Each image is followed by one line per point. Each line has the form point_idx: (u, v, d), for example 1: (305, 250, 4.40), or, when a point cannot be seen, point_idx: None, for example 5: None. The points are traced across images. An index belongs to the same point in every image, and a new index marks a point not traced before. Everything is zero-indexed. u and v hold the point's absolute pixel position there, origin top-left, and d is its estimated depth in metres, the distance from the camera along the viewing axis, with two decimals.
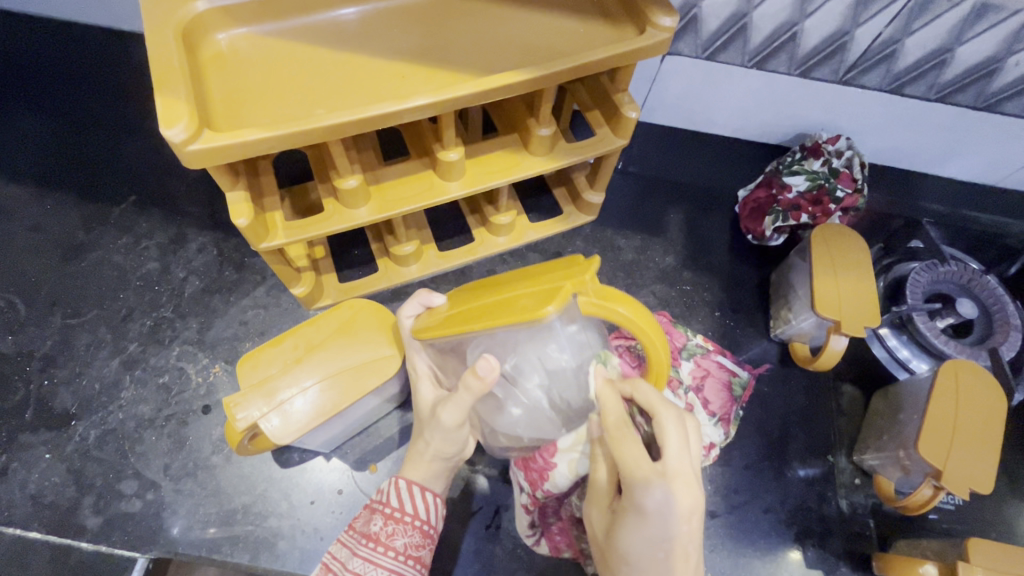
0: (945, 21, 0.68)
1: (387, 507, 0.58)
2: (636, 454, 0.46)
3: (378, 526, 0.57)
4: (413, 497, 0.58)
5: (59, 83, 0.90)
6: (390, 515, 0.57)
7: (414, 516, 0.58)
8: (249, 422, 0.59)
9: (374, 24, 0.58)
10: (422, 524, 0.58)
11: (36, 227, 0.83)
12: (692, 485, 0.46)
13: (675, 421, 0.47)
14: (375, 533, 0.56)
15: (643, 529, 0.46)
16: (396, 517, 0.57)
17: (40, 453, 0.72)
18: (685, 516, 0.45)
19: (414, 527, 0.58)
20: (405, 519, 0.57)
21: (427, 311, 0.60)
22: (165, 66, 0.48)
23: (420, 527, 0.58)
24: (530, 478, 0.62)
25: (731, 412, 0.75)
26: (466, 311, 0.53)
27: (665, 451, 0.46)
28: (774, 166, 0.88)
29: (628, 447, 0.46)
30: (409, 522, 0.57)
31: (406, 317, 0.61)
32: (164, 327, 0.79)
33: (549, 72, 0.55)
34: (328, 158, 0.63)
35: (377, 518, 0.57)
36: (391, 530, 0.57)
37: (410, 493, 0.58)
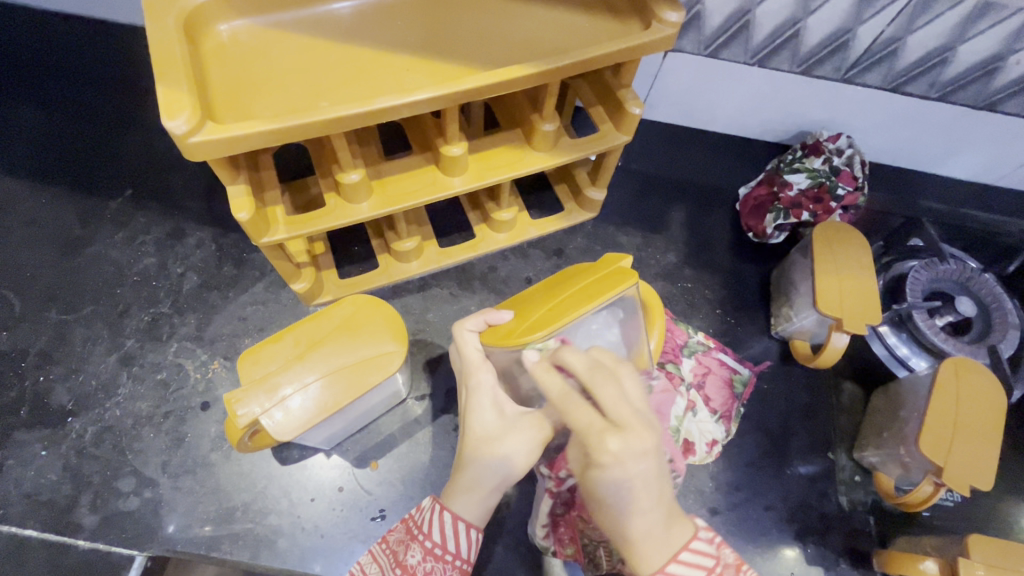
0: (946, 20, 0.68)
1: (426, 540, 0.53)
2: (589, 415, 0.44)
3: (415, 559, 0.53)
4: (456, 535, 0.53)
5: (53, 77, 0.89)
6: (429, 550, 0.53)
7: (456, 557, 0.53)
8: (251, 419, 0.58)
9: (376, 16, 0.58)
10: (462, 563, 0.54)
11: (30, 221, 0.82)
12: (645, 430, 0.43)
13: (614, 384, 0.46)
14: (410, 566, 0.52)
15: (607, 481, 0.41)
16: (436, 554, 0.53)
17: (36, 450, 0.71)
18: (642, 454, 0.42)
19: (453, 566, 0.53)
20: (445, 557, 0.53)
21: (491, 327, 0.60)
22: (166, 57, 0.48)
23: (459, 565, 0.54)
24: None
25: (732, 410, 0.75)
26: (542, 317, 0.56)
27: (608, 401, 0.45)
28: (774, 165, 0.88)
29: (578, 411, 0.44)
30: (449, 561, 0.53)
31: (467, 330, 0.59)
32: (161, 323, 0.78)
33: (554, 66, 0.54)
34: (330, 152, 0.62)
35: (416, 549, 0.53)
36: (428, 567, 0.52)
37: (454, 531, 0.53)
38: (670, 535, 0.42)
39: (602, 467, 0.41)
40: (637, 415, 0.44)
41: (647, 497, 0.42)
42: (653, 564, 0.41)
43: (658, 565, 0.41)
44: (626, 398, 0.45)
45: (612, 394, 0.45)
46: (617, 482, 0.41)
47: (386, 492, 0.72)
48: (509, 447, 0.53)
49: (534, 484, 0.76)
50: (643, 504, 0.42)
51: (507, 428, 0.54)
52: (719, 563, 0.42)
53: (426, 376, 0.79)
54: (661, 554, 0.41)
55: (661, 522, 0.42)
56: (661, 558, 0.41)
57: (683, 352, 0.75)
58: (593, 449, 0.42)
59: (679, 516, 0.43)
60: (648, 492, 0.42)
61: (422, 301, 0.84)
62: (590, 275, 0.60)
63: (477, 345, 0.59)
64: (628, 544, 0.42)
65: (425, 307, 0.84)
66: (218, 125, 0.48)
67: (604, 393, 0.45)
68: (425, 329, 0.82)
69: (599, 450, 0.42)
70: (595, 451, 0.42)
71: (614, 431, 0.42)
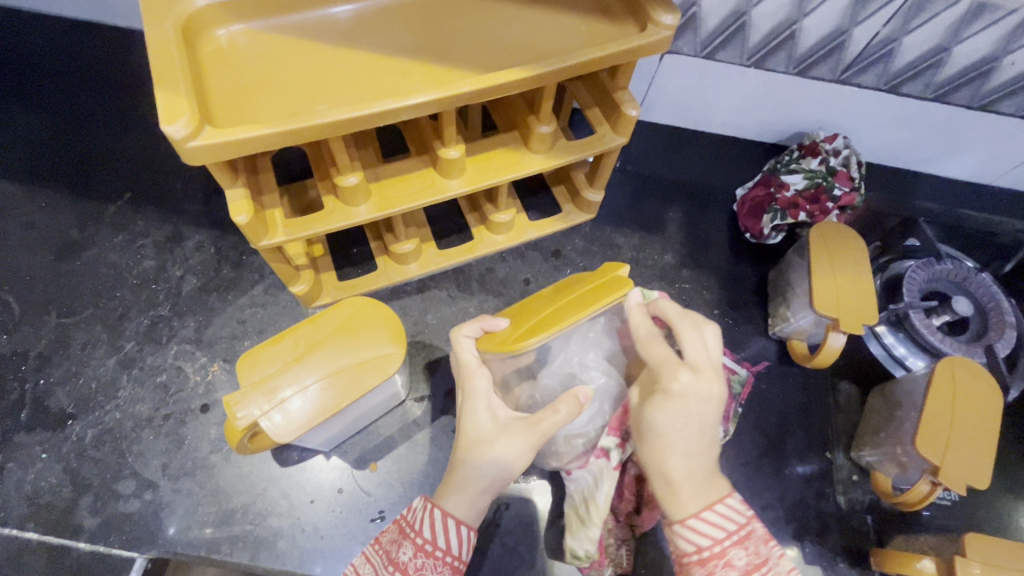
0: (941, 20, 0.68)
1: (418, 537, 0.54)
2: (664, 354, 0.52)
3: (407, 556, 0.54)
4: (447, 531, 0.54)
5: (53, 82, 0.89)
6: (421, 547, 0.54)
7: (447, 553, 0.54)
8: (250, 421, 0.58)
9: (373, 21, 0.58)
10: (453, 559, 0.55)
11: (30, 224, 0.83)
12: (716, 379, 0.51)
13: (693, 331, 0.53)
14: (402, 563, 0.53)
15: (663, 415, 0.50)
16: (427, 550, 0.54)
17: (36, 453, 0.71)
18: (709, 398, 0.50)
19: (444, 562, 0.54)
20: (436, 553, 0.54)
21: (487, 335, 0.59)
22: (165, 61, 0.48)
23: (450, 562, 0.55)
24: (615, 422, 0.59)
25: (732, 411, 0.76)
26: (537, 323, 0.56)
27: (688, 345, 0.52)
28: (771, 165, 0.88)
29: (656, 346, 0.53)
30: (439, 558, 0.54)
31: (464, 337, 0.59)
32: (160, 326, 0.79)
33: (550, 69, 0.55)
34: (328, 155, 0.62)
35: (408, 546, 0.54)
36: (421, 563, 0.54)
37: (444, 527, 0.54)
38: (708, 487, 0.50)
39: (667, 397, 0.50)
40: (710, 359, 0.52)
41: (694, 440, 0.50)
42: (687, 508, 0.49)
43: (693, 509, 0.49)
44: (705, 349, 0.52)
45: (693, 339, 0.52)
46: (677, 416, 0.50)
47: (385, 493, 0.73)
48: (500, 451, 0.53)
49: (533, 485, 0.76)
50: (690, 446, 0.50)
51: (499, 431, 0.55)
52: (736, 530, 0.48)
53: (425, 378, 0.80)
54: (697, 501, 0.49)
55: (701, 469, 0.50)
56: (694, 505, 0.49)
57: None
58: (668, 379, 0.51)
59: (717, 475, 0.51)
60: (700, 437, 0.50)
61: (421, 303, 0.84)
62: (584, 284, 0.60)
63: (473, 350, 0.59)
64: (671, 481, 0.50)
65: (423, 308, 0.84)
66: (216, 129, 0.48)
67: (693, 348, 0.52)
68: (424, 331, 0.83)
69: (672, 381, 0.50)
70: (669, 381, 0.51)
71: (686, 368, 0.50)
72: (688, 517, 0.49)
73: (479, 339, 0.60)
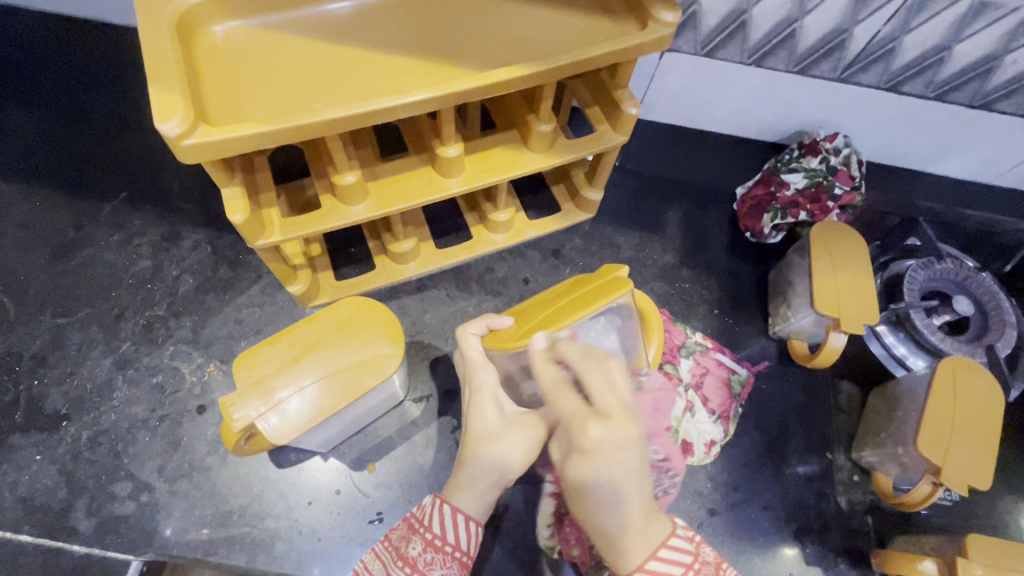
0: (943, 19, 0.68)
1: (428, 532, 0.53)
2: (572, 404, 0.44)
3: (417, 551, 0.52)
4: (455, 527, 0.53)
5: (50, 80, 0.89)
6: (429, 542, 0.52)
7: (455, 548, 0.53)
8: (247, 422, 0.58)
9: (371, 18, 0.57)
10: (461, 555, 0.53)
11: (24, 224, 0.82)
12: (632, 424, 0.42)
13: (603, 367, 0.45)
14: (412, 558, 0.51)
15: (605, 477, 0.40)
16: (436, 545, 0.52)
17: (31, 455, 0.70)
18: (626, 450, 0.41)
19: (452, 557, 0.53)
20: (445, 548, 0.52)
21: (493, 332, 0.60)
22: (160, 59, 0.47)
23: (458, 557, 0.53)
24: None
25: (731, 410, 0.76)
26: (542, 320, 0.56)
27: (593, 387, 0.44)
28: (772, 164, 0.88)
29: (561, 398, 0.45)
30: (448, 553, 0.52)
31: (470, 334, 0.60)
32: (157, 326, 0.78)
33: (550, 67, 0.54)
34: (326, 153, 0.61)
35: (417, 542, 0.52)
36: (429, 559, 0.52)
37: (454, 522, 0.53)
38: (649, 532, 0.42)
39: (585, 459, 0.41)
40: (614, 399, 0.43)
41: (620, 492, 0.41)
42: (632, 562, 0.41)
43: (637, 560, 0.41)
44: (614, 389, 0.44)
45: (597, 377, 0.45)
46: (594, 471, 0.41)
47: (384, 494, 0.72)
48: (509, 449, 0.53)
49: (532, 486, 0.75)
50: (626, 499, 0.41)
51: (506, 426, 0.54)
52: (696, 560, 0.42)
53: (424, 378, 0.79)
54: (640, 551, 0.41)
55: (637, 524, 0.42)
56: (646, 546, 0.41)
57: (681, 352, 0.76)
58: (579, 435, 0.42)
59: (657, 516, 0.43)
60: (631, 487, 0.41)
61: (419, 303, 0.84)
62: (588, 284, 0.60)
63: (481, 348, 0.60)
64: (610, 538, 0.42)
65: (422, 308, 0.83)
66: (212, 128, 0.47)
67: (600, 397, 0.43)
68: (422, 330, 0.82)
69: (585, 438, 0.41)
70: (581, 438, 0.42)
71: (597, 419, 0.42)
72: (633, 574, 0.41)
73: (486, 336, 0.61)
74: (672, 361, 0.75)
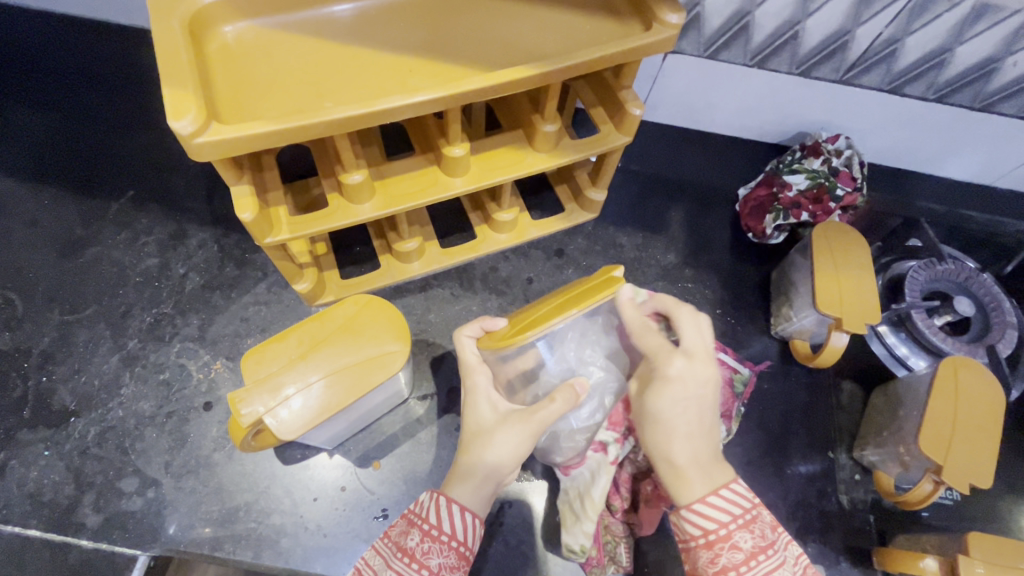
0: (944, 21, 0.68)
1: (425, 522, 0.52)
2: (658, 340, 0.54)
3: (415, 541, 0.51)
4: (452, 516, 0.52)
5: (59, 79, 0.89)
6: (427, 532, 0.51)
7: (453, 537, 0.52)
8: (255, 418, 0.58)
9: (379, 18, 0.58)
10: (459, 546, 0.52)
11: (32, 222, 0.83)
12: (711, 365, 0.52)
13: (688, 317, 0.55)
14: (411, 549, 0.50)
15: (676, 400, 0.51)
16: (433, 535, 0.51)
17: (39, 451, 0.71)
18: (703, 381, 0.52)
19: (450, 547, 0.52)
20: (442, 538, 0.52)
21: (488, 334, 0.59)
22: (173, 58, 0.48)
23: (456, 548, 0.52)
24: (613, 417, 0.60)
25: (733, 409, 0.75)
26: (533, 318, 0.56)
27: (685, 331, 0.54)
28: (774, 165, 0.88)
29: (648, 334, 0.54)
30: (446, 543, 0.51)
31: (465, 336, 0.59)
32: (164, 324, 0.79)
33: (556, 67, 0.55)
34: (333, 152, 0.62)
35: (414, 533, 0.51)
36: (427, 548, 0.51)
37: (450, 512, 0.52)
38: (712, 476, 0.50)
39: (669, 384, 0.51)
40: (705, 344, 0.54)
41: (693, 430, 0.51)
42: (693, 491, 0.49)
43: (700, 492, 0.49)
44: (700, 333, 0.54)
45: (685, 324, 0.54)
46: (678, 407, 0.51)
47: (389, 491, 0.73)
48: (497, 446, 0.53)
49: (535, 484, 0.76)
50: (692, 429, 0.51)
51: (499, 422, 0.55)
52: (752, 509, 0.48)
53: (428, 376, 0.80)
54: (705, 485, 0.49)
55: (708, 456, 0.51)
56: (710, 481, 0.50)
57: None
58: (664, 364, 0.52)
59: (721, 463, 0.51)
60: (699, 418, 0.52)
61: (424, 302, 0.84)
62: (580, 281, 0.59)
63: (476, 350, 0.59)
64: (677, 464, 0.51)
65: (426, 307, 0.84)
66: (224, 126, 0.48)
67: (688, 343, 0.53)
68: (426, 329, 0.83)
69: (670, 368, 0.52)
70: (665, 366, 0.52)
71: (682, 355, 0.52)
72: (694, 502, 0.49)
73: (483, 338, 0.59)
74: None
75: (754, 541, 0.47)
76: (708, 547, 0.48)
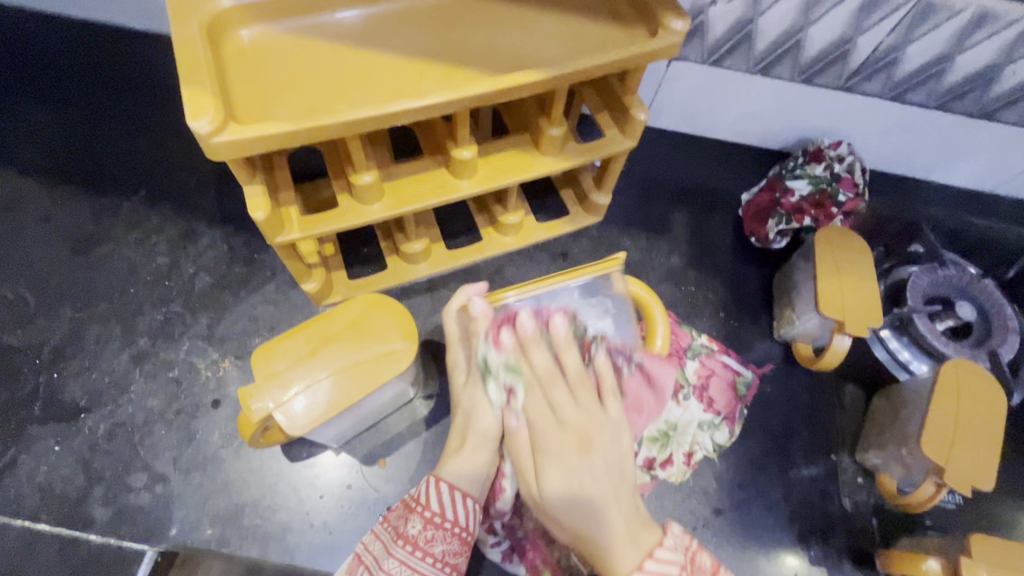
0: (944, 30, 0.70)
1: (426, 510, 0.55)
2: (562, 395, 0.53)
3: (416, 529, 0.54)
4: (453, 502, 0.55)
5: (75, 82, 0.91)
6: (429, 519, 0.54)
7: (455, 524, 0.55)
8: (265, 413, 0.59)
9: (389, 24, 0.60)
10: (462, 531, 0.55)
11: (46, 220, 0.84)
12: (591, 429, 0.52)
13: (536, 370, 0.54)
14: (412, 536, 0.54)
15: (595, 453, 0.51)
16: (436, 522, 0.54)
17: (49, 445, 0.72)
18: (600, 433, 0.52)
19: (453, 533, 0.55)
20: (445, 525, 0.55)
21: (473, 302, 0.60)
22: (192, 60, 0.50)
23: (459, 534, 0.55)
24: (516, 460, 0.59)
25: (736, 411, 0.79)
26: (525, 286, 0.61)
27: (558, 401, 0.53)
28: (777, 171, 0.89)
29: (538, 398, 0.54)
30: (449, 529, 0.55)
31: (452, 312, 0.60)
32: (173, 321, 0.80)
33: (563, 71, 0.56)
34: (344, 153, 0.63)
35: (416, 520, 0.54)
36: (430, 535, 0.54)
37: (451, 498, 0.55)
38: (638, 541, 0.48)
39: (608, 430, 0.52)
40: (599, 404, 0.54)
41: (583, 497, 0.49)
42: (623, 565, 0.46)
43: (632, 560, 0.46)
44: (569, 408, 0.53)
45: (560, 385, 0.54)
46: (549, 467, 0.51)
47: (394, 488, 0.73)
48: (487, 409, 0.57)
49: None
50: (598, 497, 0.49)
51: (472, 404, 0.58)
52: (689, 561, 0.47)
53: (433, 375, 0.80)
54: (632, 551, 0.47)
55: (627, 518, 0.49)
56: (628, 559, 0.47)
57: (687, 354, 0.80)
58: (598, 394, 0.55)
59: (638, 527, 0.49)
60: (597, 490, 0.49)
61: (430, 302, 0.85)
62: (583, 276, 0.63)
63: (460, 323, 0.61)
64: (593, 543, 0.48)
65: (432, 308, 0.85)
66: (239, 127, 0.49)
67: (532, 406, 0.54)
68: (432, 329, 0.84)
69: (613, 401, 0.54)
70: (593, 405, 0.53)
71: (590, 407, 0.53)
72: (644, 562, 0.46)
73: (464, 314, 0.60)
74: (681, 363, 0.78)
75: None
76: None
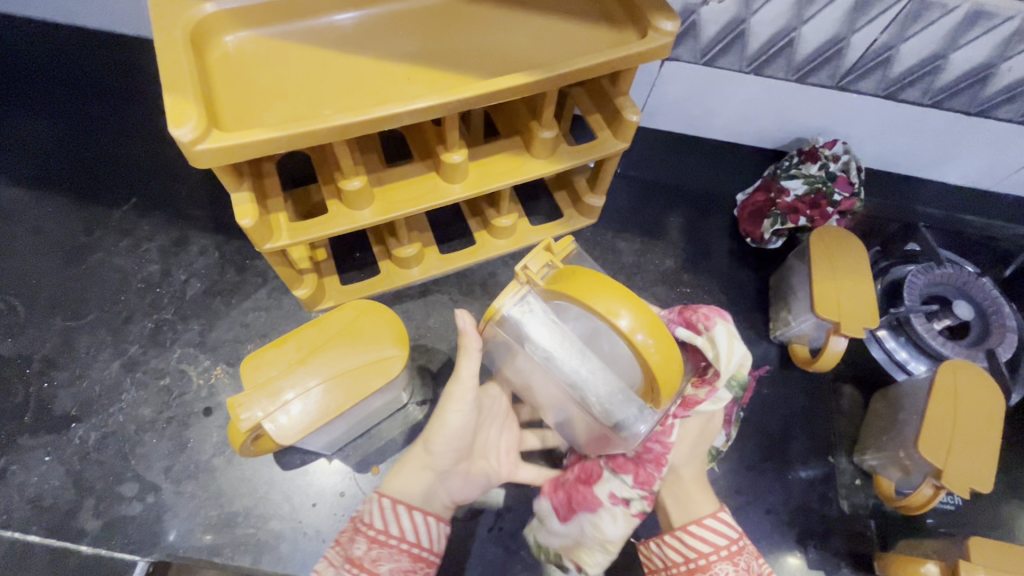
0: (938, 27, 0.69)
1: (370, 529, 0.59)
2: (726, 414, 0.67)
3: (361, 550, 0.58)
4: (398, 518, 0.60)
5: (65, 90, 0.90)
6: (373, 538, 0.59)
7: (400, 540, 0.60)
8: (254, 422, 0.59)
9: (375, 28, 0.59)
10: (409, 548, 0.60)
11: (36, 229, 0.83)
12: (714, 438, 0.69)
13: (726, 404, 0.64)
14: (358, 557, 0.58)
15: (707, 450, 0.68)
16: (380, 540, 0.59)
17: (40, 456, 0.71)
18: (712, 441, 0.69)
19: (399, 550, 0.60)
20: (389, 542, 0.59)
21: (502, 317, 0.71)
22: (174, 67, 0.49)
23: (406, 551, 0.60)
24: (642, 477, 0.60)
25: (732, 414, 0.70)
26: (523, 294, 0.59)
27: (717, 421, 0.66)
28: (772, 171, 0.89)
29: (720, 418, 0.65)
30: (393, 546, 0.59)
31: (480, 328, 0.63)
32: (165, 329, 0.79)
33: (552, 74, 0.55)
34: (333, 159, 0.63)
35: (361, 541, 0.59)
36: (375, 555, 0.58)
37: (395, 514, 0.60)
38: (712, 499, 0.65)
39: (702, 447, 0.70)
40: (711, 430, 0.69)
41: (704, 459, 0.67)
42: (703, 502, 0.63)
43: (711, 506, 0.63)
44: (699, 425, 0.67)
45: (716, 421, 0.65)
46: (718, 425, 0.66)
47: None
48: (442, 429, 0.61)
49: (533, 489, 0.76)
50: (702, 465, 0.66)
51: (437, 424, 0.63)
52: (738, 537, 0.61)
53: (427, 381, 0.80)
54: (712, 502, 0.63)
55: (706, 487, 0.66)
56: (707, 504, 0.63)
57: None
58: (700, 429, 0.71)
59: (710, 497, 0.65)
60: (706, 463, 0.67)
61: (423, 307, 0.85)
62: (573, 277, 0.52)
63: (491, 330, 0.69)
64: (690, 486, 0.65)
65: (425, 313, 0.84)
66: (224, 134, 0.49)
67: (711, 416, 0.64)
68: (425, 334, 0.83)
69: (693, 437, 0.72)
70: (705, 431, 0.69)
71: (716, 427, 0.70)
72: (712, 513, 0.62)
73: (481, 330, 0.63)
74: None
75: (736, 570, 0.59)
76: (719, 559, 0.59)
